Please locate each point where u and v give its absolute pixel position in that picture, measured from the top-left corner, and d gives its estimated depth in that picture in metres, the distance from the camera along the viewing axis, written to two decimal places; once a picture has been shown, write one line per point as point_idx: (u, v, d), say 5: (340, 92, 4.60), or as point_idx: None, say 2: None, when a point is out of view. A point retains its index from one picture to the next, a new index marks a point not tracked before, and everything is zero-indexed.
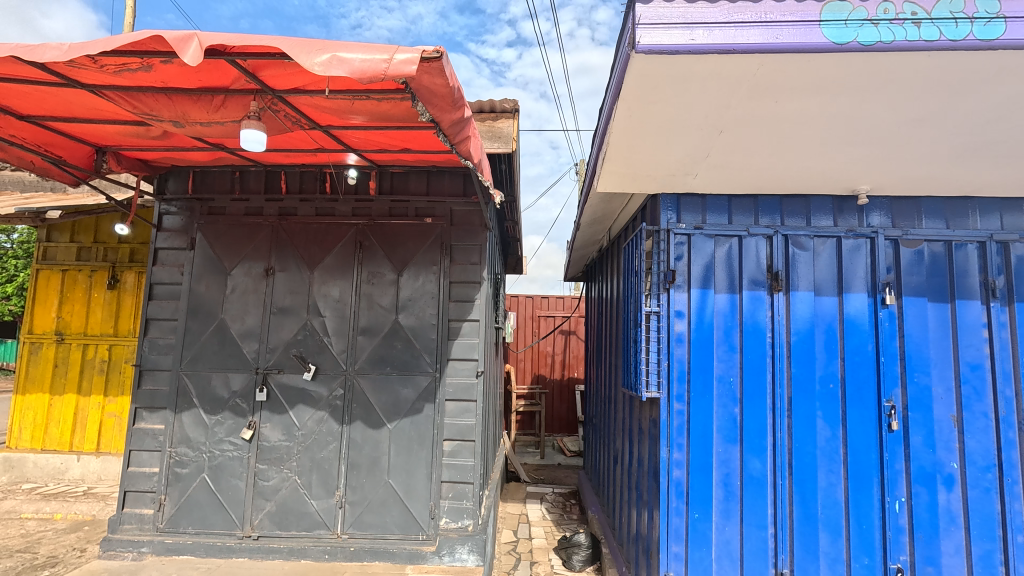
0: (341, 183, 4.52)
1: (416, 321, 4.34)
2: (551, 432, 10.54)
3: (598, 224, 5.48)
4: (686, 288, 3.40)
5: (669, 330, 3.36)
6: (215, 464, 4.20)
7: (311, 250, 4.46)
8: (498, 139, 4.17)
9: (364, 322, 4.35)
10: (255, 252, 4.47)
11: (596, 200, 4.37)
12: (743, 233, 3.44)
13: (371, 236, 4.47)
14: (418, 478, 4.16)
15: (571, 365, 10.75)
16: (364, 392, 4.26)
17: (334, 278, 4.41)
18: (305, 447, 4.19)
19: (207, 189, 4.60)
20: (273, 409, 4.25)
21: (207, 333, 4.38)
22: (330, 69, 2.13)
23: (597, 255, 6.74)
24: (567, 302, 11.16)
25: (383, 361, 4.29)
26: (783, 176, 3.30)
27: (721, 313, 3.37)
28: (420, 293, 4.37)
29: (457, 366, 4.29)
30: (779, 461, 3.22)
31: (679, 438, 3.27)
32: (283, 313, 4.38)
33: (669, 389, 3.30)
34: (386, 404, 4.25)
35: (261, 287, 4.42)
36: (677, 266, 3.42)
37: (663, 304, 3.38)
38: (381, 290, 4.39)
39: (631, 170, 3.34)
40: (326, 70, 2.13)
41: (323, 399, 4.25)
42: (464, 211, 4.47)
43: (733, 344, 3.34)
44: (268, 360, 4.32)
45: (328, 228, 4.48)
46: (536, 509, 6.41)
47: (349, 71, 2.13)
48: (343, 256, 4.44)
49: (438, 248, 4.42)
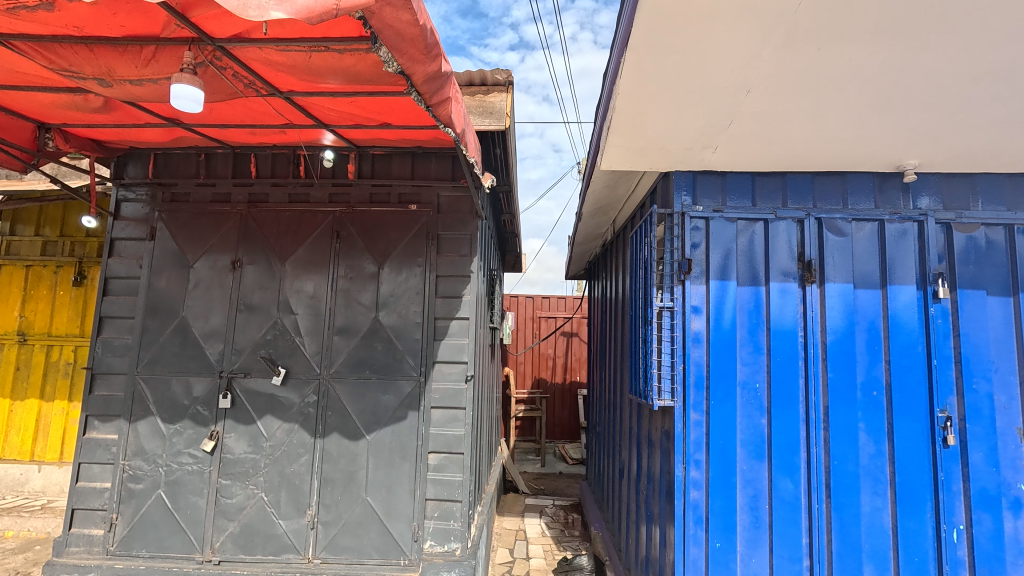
0: (317, 167, 4.09)
1: (398, 319, 3.89)
2: (552, 438, 10.07)
3: (601, 214, 5.01)
4: (704, 280, 2.95)
5: (684, 328, 2.92)
6: (172, 479, 3.74)
7: (283, 240, 4.02)
8: (490, 115, 3.72)
9: (340, 321, 3.90)
10: (221, 243, 4.04)
11: (599, 182, 3.91)
12: (770, 216, 2.99)
13: (349, 225, 4.02)
14: (400, 495, 3.71)
15: (573, 369, 10.27)
16: (339, 399, 3.81)
17: (307, 271, 3.97)
18: (273, 461, 3.73)
19: (170, 173, 4.17)
20: (239, 418, 3.80)
21: (166, 333, 3.94)
22: (269, 12, 1.61)
23: (600, 250, 6.30)
24: (569, 303, 10.68)
25: (362, 364, 3.84)
26: (817, 149, 2.84)
27: (743, 310, 2.92)
28: (404, 288, 3.93)
29: (444, 370, 3.83)
30: (816, 481, 2.76)
31: (698, 454, 2.82)
32: (250, 310, 3.93)
33: (685, 396, 2.86)
34: (365, 412, 3.80)
35: (227, 281, 3.98)
36: (694, 255, 2.97)
37: (677, 298, 2.95)
38: (360, 286, 3.94)
39: (639, 143, 2.89)
40: (264, 15, 1.61)
41: (294, 407, 3.80)
42: (452, 197, 4.03)
43: (759, 344, 2.89)
44: (234, 362, 3.87)
45: (302, 216, 4.05)
46: (535, 524, 5.93)
47: (292, 11, 1.61)
48: (318, 247, 4.00)
49: (424, 238, 3.98)
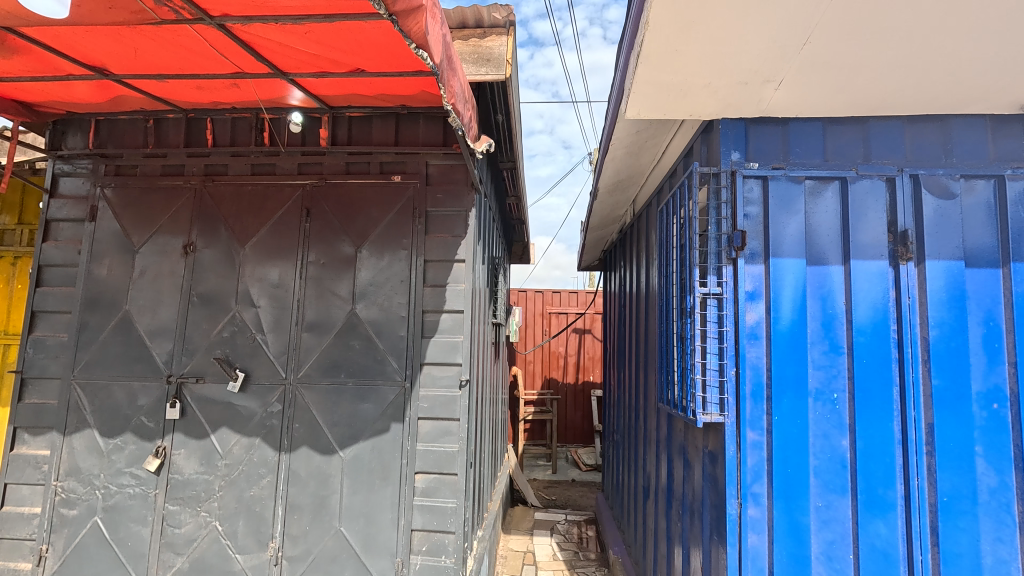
0: (283, 132, 3.45)
1: (379, 312, 3.25)
2: (564, 442, 9.42)
3: (620, 191, 4.33)
4: (762, 258, 2.28)
5: (736, 321, 2.25)
6: (111, 505, 3.14)
7: (244, 219, 3.38)
8: (487, 63, 3.05)
9: (310, 315, 3.27)
10: (172, 223, 3.42)
11: (622, 139, 3.21)
12: (849, 174, 2.29)
13: (322, 200, 3.38)
14: (382, 525, 3.07)
15: (586, 368, 9.57)
16: (308, 408, 3.18)
17: (272, 256, 3.34)
18: (230, 483, 3.11)
19: (114, 143, 3.55)
20: (189, 431, 3.18)
21: (107, 331, 3.33)
22: None
23: (617, 235, 5.61)
24: (581, 297, 9.97)
25: (336, 367, 3.21)
26: (917, 83, 2.13)
27: (815, 298, 2.23)
28: (385, 276, 3.28)
29: (434, 374, 3.18)
30: (917, 523, 2.07)
31: (757, 486, 2.16)
32: (204, 302, 3.30)
33: (739, 409, 2.20)
34: (340, 424, 3.16)
35: (178, 268, 3.36)
36: (746, 225, 2.30)
37: (727, 282, 2.28)
38: (334, 273, 3.31)
39: (679, 81, 2.20)
40: None
41: (255, 418, 3.18)
42: (444, 167, 3.37)
43: (838, 342, 2.20)
44: (184, 365, 3.25)
45: (267, 191, 3.42)
46: (545, 544, 5.28)
47: None
48: (284, 228, 3.37)
49: (409, 216, 3.33)
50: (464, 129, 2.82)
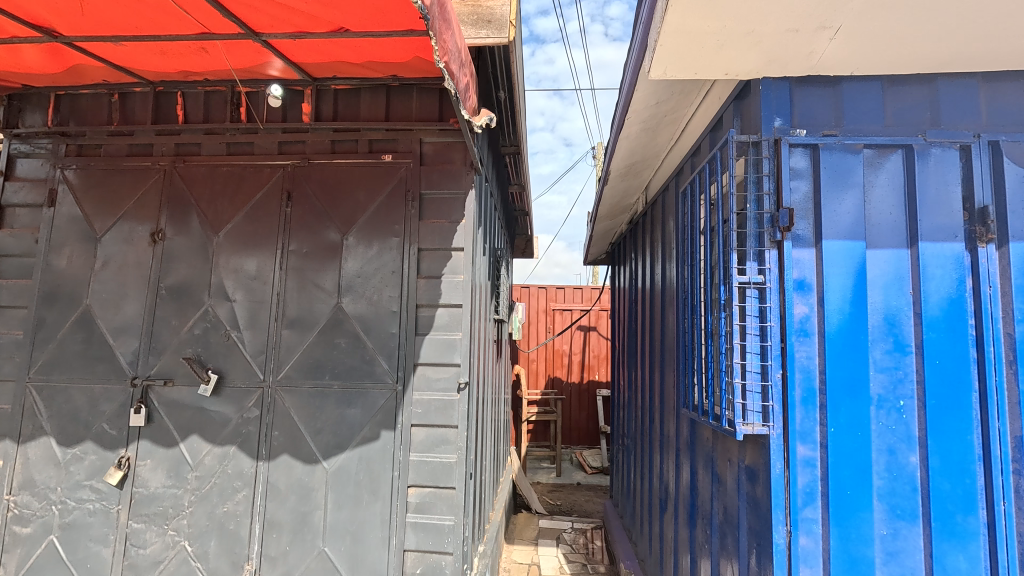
0: (262, 107, 3.10)
1: (368, 307, 2.91)
2: (568, 444, 9.09)
3: (633, 175, 3.99)
4: (812, 241, 1.94)
5: (783, 315, 1.91)
6: (68, 522, 2.81)
7: (218, 204, 3.04)
8: (488, 25, 2.71)
9: (292, 310, 2.93)
10: (139, 208, 3.08)
11: (641, 110, 2.86)
12: (916, 141, 1.94)
13: (304, 183, 3.04)
14: (371, 546, 2.74)
15: (591, 367, 9.22)
16: (288, 414, 2.85)
17: (248, 245, 3.00)
18: (200, 498, 2.78)
19: (76, 120, 3.21)
20: (157, 440, 2.84)
21: (66, 327, 3.00)
22: None
23: (627, 226, 5.27)
24: (586, 294, 9.60)
25: (320, 368, 2.88)
26: (1003, 32, 1.77)
27: (876, 287, 1.89)
28: (375, 266, 2.94)
29: (428, 376, 2.84)
30: (1004, 556, 1.74)
31: (810, 511, 1.82)
32: (173, 296, 2.97)
33: (787, 419, 1.86)
34: (324, 432, 2.83)
35: (145, 258, 3.03)
36: (793, 202, 1.96)
37: (770, 270, 1.94)
38: (318, 264, 2.97)
39: (716, 29, 1.85)
40: None
41: (229, 425, 2.84)
42: (440, 144, 3.03)
43: (904, 340, 1.86)
44: (151, 366, 2.91)
45: (243, 172, 3.07)
46: (551, 556, 4.95)
47: None
48: (263, 212, 3.03)
49: (401, 199, 2.99)
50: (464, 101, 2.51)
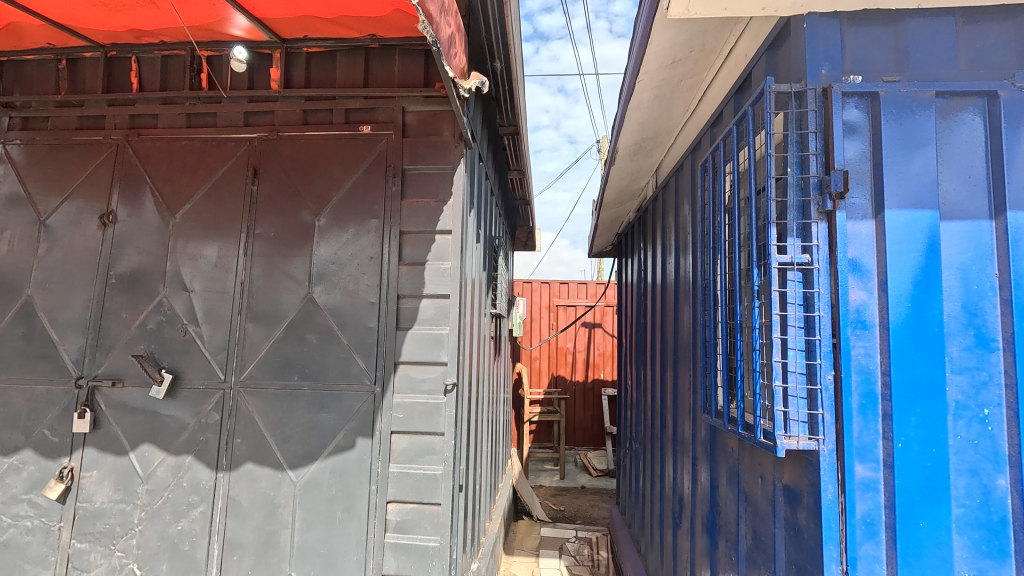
0: (225, 75, 2.76)
1: (342, 298, 2.56)
2: (572, 445, 8.74)
3: (643, 155, 3.63)
4: (872, 211, 1.57)
5: (835, 302, 1.54)
6: (4, 541, 2.48)
7: (175, 182, 2.70)
8: None
9: (256, 302, 2.59)
10: (88, 188, 2.74)
11: (653, 71, 2.49)
12: (1002, 87, 1.57)
13: (273, 158, 2.69)
14: (344, 570, 2.40)
15: (597, 365, 8.86)
16: (252, 420, 2.50)
17: (208, 228, 2.65)
18: (151, 515, 2.45)
19: (20, 89, 2.87)
20: (104, 448, 2.51)
21: (5, 321, 2.66)
22: None
23: (635, 213, 4.90)
24: (591, 289, 9.22)
25: (289, 367, 2.54)
26: None
27: (953, 268, 1.52)
28: (350, 252, 2.59)
29: (412, 377, 2.50)
30: None
31: (871, 547, 1.46)
32: (124, 286, 2.63)
33: (842, 432, 1.50)
34: (291, 440, 2.48)
35: (93, 244, 2.69)
36: (846, 163, 1.59)
37: (819, 247, 1.58)
38: (286, 249, 2.62)
39: None
40: None
41: (185, 432, 2.50)
42: (425, 113, 2.67)
43: (989, 333, 1.49)
44: (98, 364, 2.58)
45: (204, 146, 2.73)
46: (553, 568, 4.60)
47: None
48: (226, 191, 2.68)
49: (381, 176, 2.64)
50: (450, 60, 2.16)
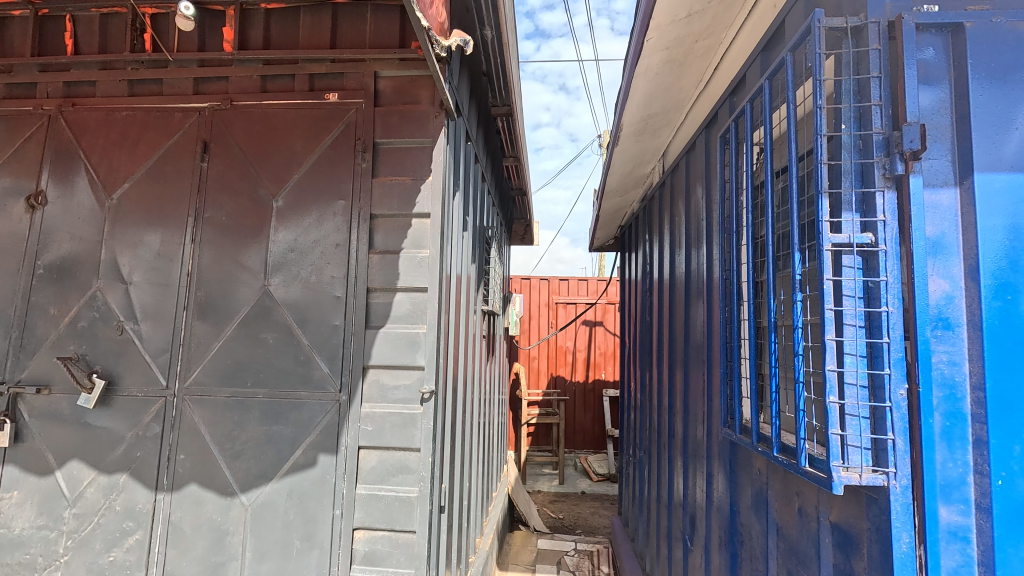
0: (172, 35, 2.40)
1: (304, 291, 2.21)
2: (572, 448, 8.39)
3: (649, 135, 3.27)
4: (955, 177, 1.21)
5: (909, 293, 1.19)
6: None
7: (114, 158, 2.35)
8: None
9: (204, 297, 2.24)
10: (15, 165, 2.40)
11: (665, 28, 2.13)
12: None
13: (225, 130, 2.34)
14: None
15: (597, 365, 8.51)
16: (197, 433, 2.16)
17: (150, 211, 2.30)
18: (79, 544, 2.11)
19: None
20: (27, 465, 2.17)
21: None
22: None
23: (639, 203, 4.54)
24: (592, 285, 8.86)
25: (241, 372, 2.19)
26: None
27: None
28: (313, 238, 2.25)
29: (383, 383, 2.15)
30: None
31: None
32: (52, 278, 2.28)
33: (921, 464, 1.15)
34: (243, 457, 2.14)
35: (19, 229, 2.34)
36: (922, 115, 1.23)
37: (886, 223, 1.22)
38: (239, 235, 2.27)
39: None
40: None
41: (120, 447, 2.16)
42: (400, 79, 2.32)
43: None
44: (21, 367, 2.23)
45: (148, 117, 2.38)
46: None
47: None
48: (172, 168, 2.33)
49: (349, 151, 2.29)
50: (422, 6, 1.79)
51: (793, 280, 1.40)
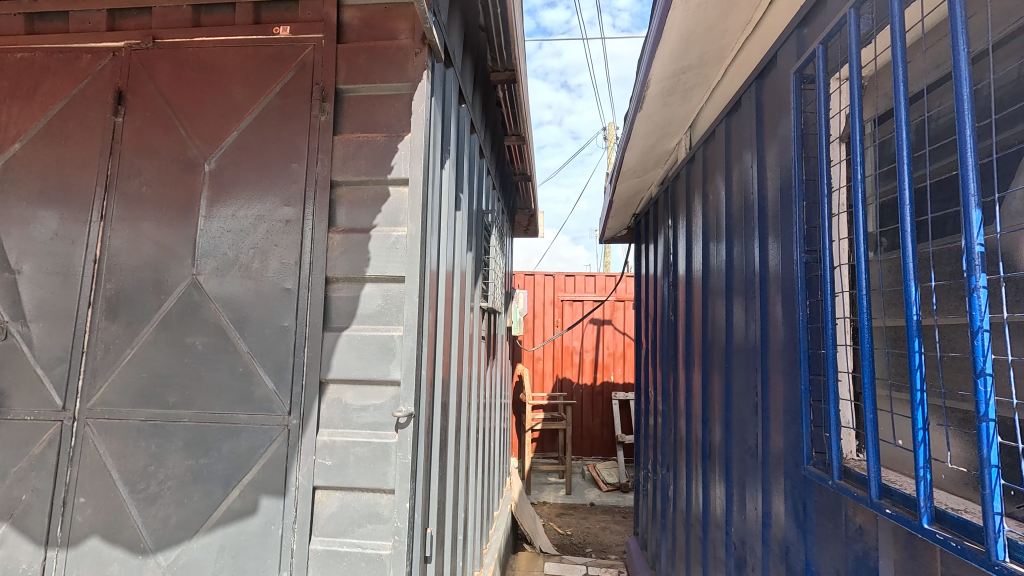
0: None
1: (243, 282, 1.69)
2: (580, 455, 7.85)
3: (680, 96, 2.73)
4: None
5: None
6: None
7: (3, 110, 1.85)
8: None
9: (114, 290, 1.72)
10: None
11: None
12: None
13: (145, 75, 1.82)
14: None
15: (606, 366, 7.97)
16: (100, 470, 1.64)
17: (48, 180, 1.79)
18: None
19: None
20: None
21: None
22: None
23: (660, 186, 4.01)
24: (600, 282, 8.33)
25: (160, 389, 1.67)
26: None
27: None
28: (257, 213, 1.73)
29: (346, 403, 1.63)
30: None
31: None
32: None
33: None
34: (160, 501, 1.62)
35: None
36: None
37: None
38: (160, 210, 1.75)
39: None
40: None
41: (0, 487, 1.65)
42: (370, 8, 1.79)
43: None
44: None
45: (48, 60, 1.85)
46: None
47: None
48: (77, 124, 1.81)
49: (304, 100, 1.76)
50: None
51: (969, 257, 0.87)
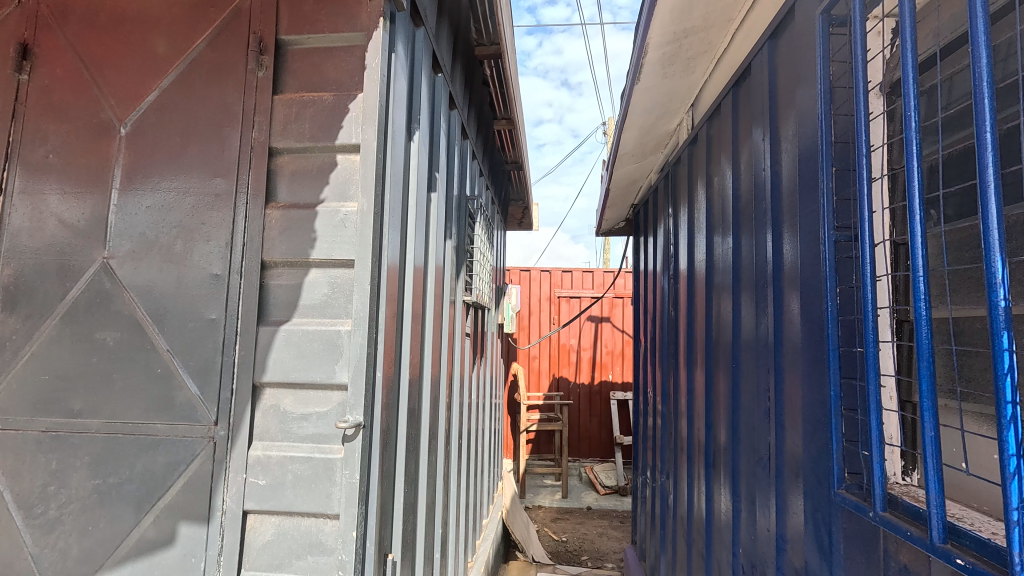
0: None
1: (164, 268, 1.43)
2: (577, 456, 7.59)
3: (681, 67, 2.46)
4: None
5: None
6: None
7: None
8: None
9: (13, 278, 1.45)
10: None
11: None
12: None
13: (55, 26, 1.55)
14: None
15: (604, 365, 7.71)
16: None
17: None
18: None
19: None
20: None
21: None
22: None
23: (659, 173, 3.74)
24: (597, 278, 8.07)
25: (64, 395, 1.40)
26: None
27: None
28: (181, 186, 1.46)
29: (284, 411, 1.37)
30: None
31: None
32: None
33: None
34: (60, 528, 1.36)
35: None
36: None
37: None
38: (69, 183, 1.48)
39: None
40: None
41: None
42: None
43: None
44: None
45: None
46: None
47: None
48: None
49: (238, 54, 1.49)
50: None
51: None
